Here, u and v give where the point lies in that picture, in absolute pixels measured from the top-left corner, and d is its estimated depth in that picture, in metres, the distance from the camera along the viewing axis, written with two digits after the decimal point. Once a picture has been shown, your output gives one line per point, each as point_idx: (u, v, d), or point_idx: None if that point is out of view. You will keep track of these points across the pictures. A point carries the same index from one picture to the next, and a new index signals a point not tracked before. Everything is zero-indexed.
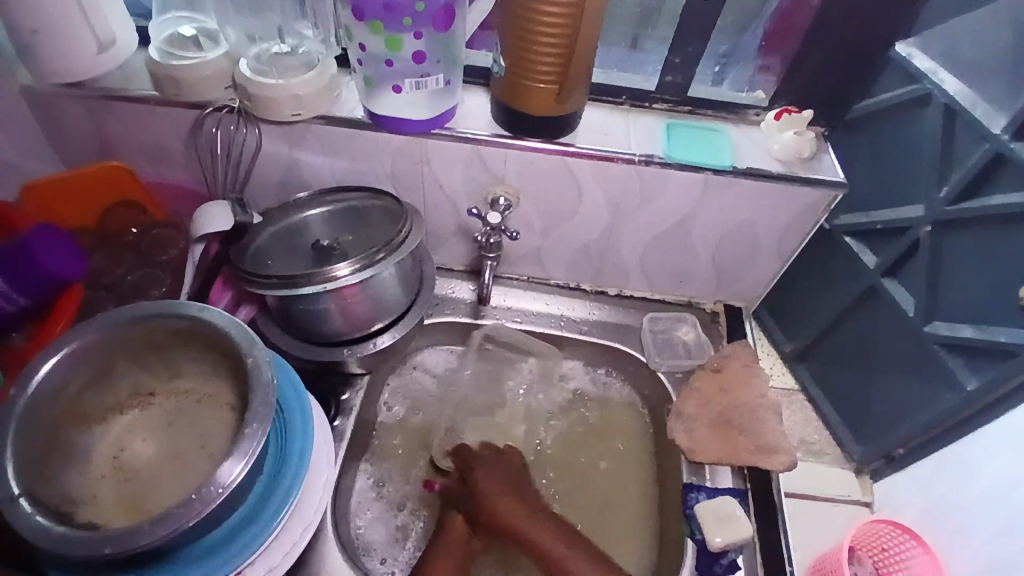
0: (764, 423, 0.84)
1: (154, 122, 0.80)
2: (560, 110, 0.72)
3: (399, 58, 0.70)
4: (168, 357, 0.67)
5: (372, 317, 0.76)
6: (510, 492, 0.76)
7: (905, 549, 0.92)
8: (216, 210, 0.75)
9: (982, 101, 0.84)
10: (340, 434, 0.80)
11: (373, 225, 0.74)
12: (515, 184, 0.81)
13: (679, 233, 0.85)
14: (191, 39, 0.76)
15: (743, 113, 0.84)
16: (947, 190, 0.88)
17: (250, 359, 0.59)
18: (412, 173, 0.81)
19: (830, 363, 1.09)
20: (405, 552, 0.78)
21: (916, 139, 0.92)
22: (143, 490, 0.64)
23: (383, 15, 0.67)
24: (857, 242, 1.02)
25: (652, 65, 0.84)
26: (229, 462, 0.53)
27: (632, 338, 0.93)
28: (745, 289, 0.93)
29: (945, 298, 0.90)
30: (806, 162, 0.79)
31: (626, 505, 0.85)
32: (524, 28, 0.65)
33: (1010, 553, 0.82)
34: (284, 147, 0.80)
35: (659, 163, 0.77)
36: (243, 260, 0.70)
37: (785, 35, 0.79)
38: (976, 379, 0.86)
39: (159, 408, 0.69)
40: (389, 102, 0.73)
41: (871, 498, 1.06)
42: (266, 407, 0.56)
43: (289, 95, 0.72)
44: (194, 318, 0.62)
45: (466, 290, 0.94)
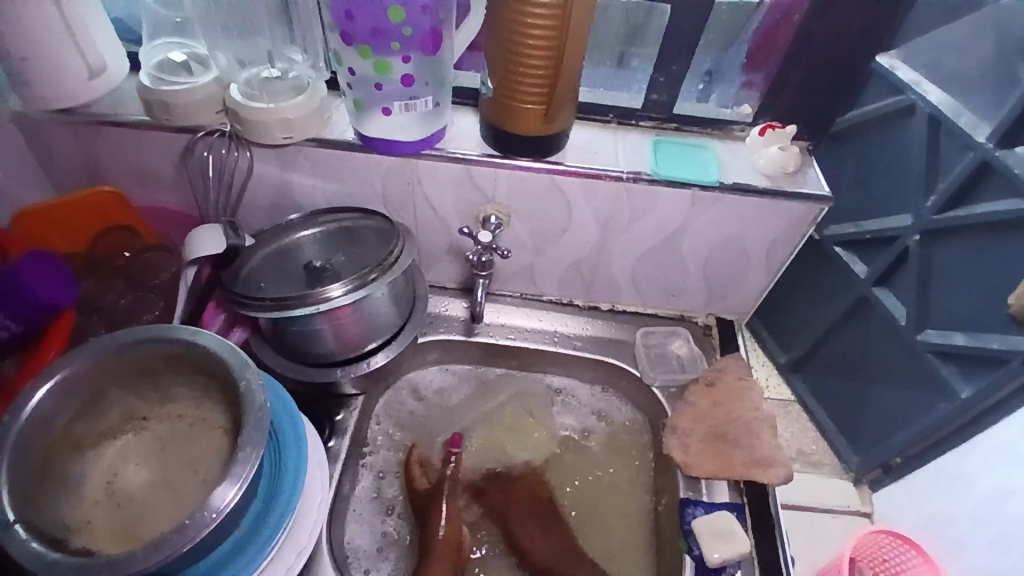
0: (759, 436, 0.83)
1: (144, 147, 0.80)
2: (548, 129, 0.73)
3: (388, 82, 0.71)
4: (160, 381, 0.67)
5: (365, 337, 0.76)
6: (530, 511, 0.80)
7: (905, 560, 0.92)
8: (209, 234, 0.75)
9: (966, 112, 0.86)
10: (334, 456, 0.79)
11: (366, 245, 0.75)
12: (506, 203, 0.81)
13: (669, 248, 0.86)
14: (182, 65, 0.77)
15: (727, 129, 0.87)
16: (934, 200, 0.89)
17: (243, 382, 0.59)
18: (404, 193, 0.82)
19: (824, 375, 1.10)
20: (384, 564, 0.78)
21: (901, 150, 0.94)
22: (136, 514, 0.63)
23: (371, 41, 0.68)
24: (847, 252, 1.03)
25: (638, 82, 0.84)
26: (223, 486, 0.53)
27: (626, 353, 0.93)
28: (736, 302, 0.94)
29: (935, 309, 0.90)
30: (791, 175, 0.80)
31: (616, 541, 0.82)
32: (512, 51, 0.66)
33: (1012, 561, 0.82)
34: (276, 170, 0.81)
35: (647, 180, 0.78)
36: (236, 283, 0.71)
37: (767, 51, 0.80)
38: (970, 387, 0.87)
39: (152, 433, 0.69)
40: (379, 123, 0.74)
41: (870, 508, 1.05)
42: (259, 430, 0.56)
43: (279, 118, 0.73)
44: (187, 341, 0.62)
45: (459, 307, 0.94)
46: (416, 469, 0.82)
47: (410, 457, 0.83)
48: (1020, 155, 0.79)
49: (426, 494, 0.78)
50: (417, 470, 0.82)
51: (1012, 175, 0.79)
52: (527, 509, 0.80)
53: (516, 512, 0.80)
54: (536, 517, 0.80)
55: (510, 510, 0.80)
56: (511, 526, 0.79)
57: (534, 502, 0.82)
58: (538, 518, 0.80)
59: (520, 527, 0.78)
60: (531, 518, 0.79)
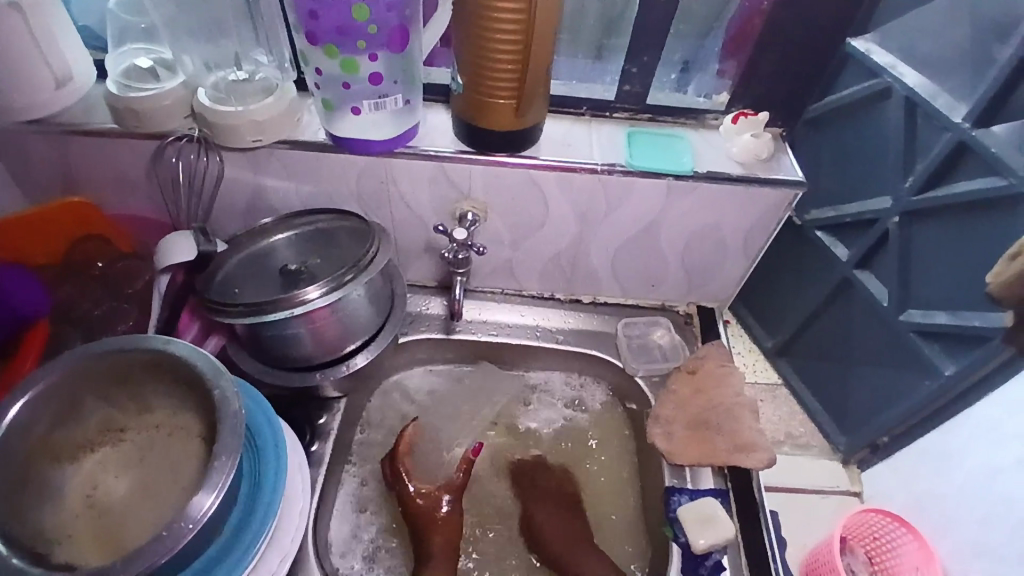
0: (741, 421, 0.84)
1: (115, 155, 0.79)
2: (521, 124, 0.72)
3: (356, 81, 0.70)
4: (137, 391, 0.66)
5: (344, 339, 0.76)
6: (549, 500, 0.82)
7: (896, 536, 0.95)
8: (180, 240, 0.74)
9: (943, 92, 0.81)
10: (317, 459, 0.79)
11: (342, 246, 0.75)
12: (482, 199, 0.81)
13: (647, 238, 0.86)
14: (149, 70, 0.76)
15: (702, 119, 0.86)
16: (912, 180, 0.86)
17: (218, 390, 0.59)
18: (379, 192, 0.81)
19: (808, 359, 1.10)
20: None
21: (878, 134, 0.90)
22: (117, 524, 0.63)
23: (337, 39, 0.67)
24: (828, 236, 1.01)
25: (611, 75, 0.85)
26: (200, 495, 0.53)
27: (607, 344, 0.93)
28: (716, 289, 0.94)
29: (917, 287, 0.88)
30: (765, 162, 0.81)
31: (610, 538, 0.83)
32: (481, 45, 0.65)
33: (1001, 535, 0.84)
34: (248, 173, 0.80)
35: (621, 171, 0.77)
36: (210, 289, 0.70)
37: (741, 40, 0.80)
38: (953, 364, 0.85)
39: (130, 444, 0.68)
40: (349, 123, 0.74)
41: (859, 488, 1.06)
42: (234, 437, 0.56)
43: (249, 120, 0.72)
44: (160, 350, 0.62)
45: (439, 305, 0.94)
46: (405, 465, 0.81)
47: (401, 440, 0.83)
48: (998, 135, 0.75)
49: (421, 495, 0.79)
50: (405, 467, 0.81)
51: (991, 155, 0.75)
52: (553, 492, 0.83)
53: (537, 499, 0.82)
54: (556, 500, 0.82)
55: (535, 496, 0.83)
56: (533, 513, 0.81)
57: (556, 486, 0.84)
58: (563, 502, 0.82)
59: (541, 511, 0.80)
60: (555, 502, 0.82)
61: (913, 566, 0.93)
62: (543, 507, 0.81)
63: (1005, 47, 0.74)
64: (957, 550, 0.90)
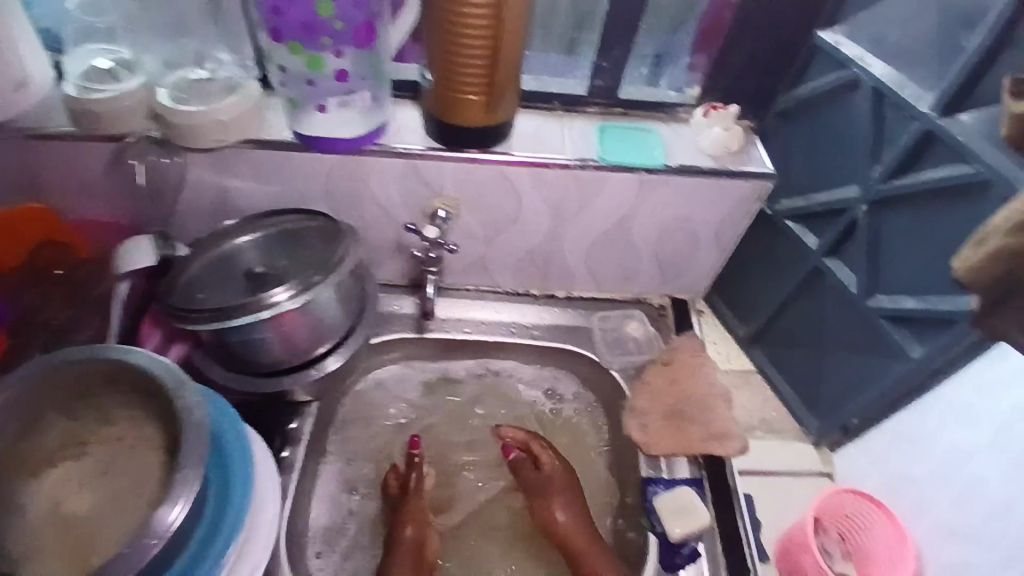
0: (715, 410, 0.86)
1: (74, 159, 0.76)
2: (491, 119, 0.71)
3: (322, 78, 0.70)
4: (100, 404, 0.65)
5: (315, 342, 0.75)
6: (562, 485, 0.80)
7: (867, 514, 0.97)
8: (141, 246, 0.72)
9: (910, 83, 0.82)
10: (288, 465, 0.78)
11: (307, 248, 0.73)
12: (453, 195, 0.80)
13: (620, 232, 0.86)
14: (109, 71, 0.73)
15: (673, 113, 0.85)
16: (880, 169, 0.87)
17: (180, 400, 0.57)
18: (348, 190, 0.79)
19: (779, 346, 1.12)
20: None
21: (846, 124, 0.91)
22: (82, 541, 0.60)
23: (303, 36, 0.66)
24: (797, 226, 1.03)
25: (582, 69, 0.84)
26: (164, 508, 0.52)
27: (583, 338, 0.93)
28: (689, 282, 0.95)
29: (885, 274, 0.90)
30: (736, 155, 0.81)
31: None
32: (449, 40, 0.64)
33: (976, 515, 0.87)
34: (210, 174, 0.78)
35: (594, 166, 0.77)
36: (174, 296, 0.68)
37: (712, 32, 0.81)
38: (921, 347, 0.86)
39: (92, 458, 0.65)
40: (315, 121, 0.72)
41: (832, 469, 1.07)
42: (199, 449, 0.55)
43: (211, 120, 0.70)
44: (119, 361, 0.61)
45: (410, 304, 0.93)
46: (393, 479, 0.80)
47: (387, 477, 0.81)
48: (965, 124, 0.76)
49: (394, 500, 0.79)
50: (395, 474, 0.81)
51: (955, 142, 0.76)
52: (553, 478, 0.81)
53: (548, 483, 0.81)
54: (568, 484, 0.81)
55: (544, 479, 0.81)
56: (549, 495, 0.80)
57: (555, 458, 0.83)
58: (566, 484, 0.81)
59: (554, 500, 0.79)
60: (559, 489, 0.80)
61: (886, 544, 0.96)
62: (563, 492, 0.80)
63: (973, 36, 0.74)
64: (930, 530, 0.93)
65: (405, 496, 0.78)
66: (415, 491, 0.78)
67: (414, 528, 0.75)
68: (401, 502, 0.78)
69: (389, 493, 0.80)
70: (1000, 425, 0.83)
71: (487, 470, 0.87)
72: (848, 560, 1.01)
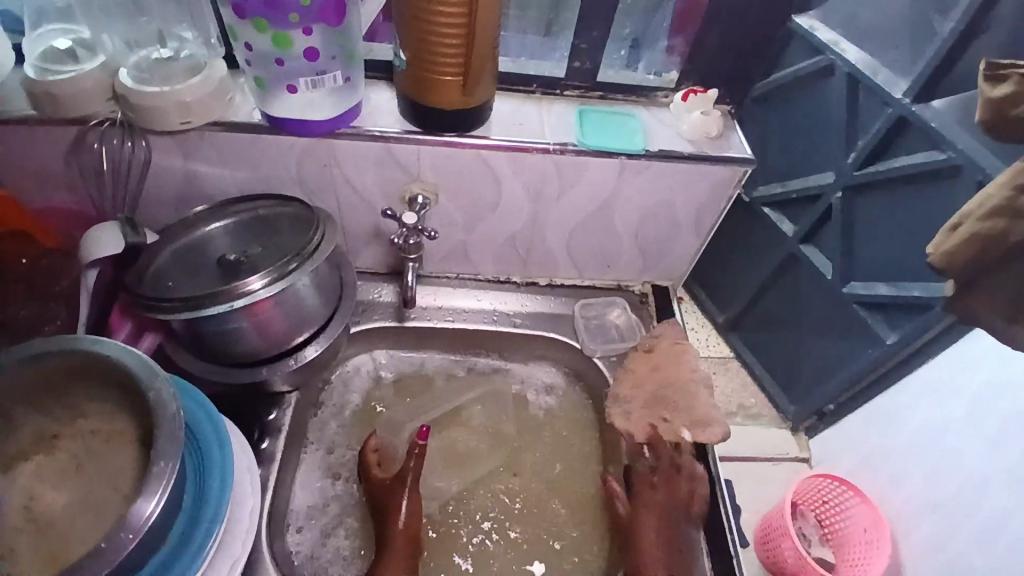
0: (697, 398, 0.84)
1: (33, 145, 0.73)
2: (469, 102, 0.70)
3: (290, 57, 0.66)
4: (68, 398, 0.62)
5: (291, 332, 0.73)
6: (656, 513, 0.76)
7: (844, 499, 1.00)
8: (106, 234, 0.70)
9: (884, 68, 0.82)
10: (267, 458, 0.76)
11: (283, 234, 0.71)
12: (432, 180, 0.79)
13: (601, 218, 0.85)
14: (67, 51, 0.70)
15: (652, 96, 0.86)
16: (854, 156, 0.88)
17: (152, 392, 0.55)
18: (322, 176, 0.78)
19: (757, 332, 1.12)
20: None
21: (823, 110, 0.91)
22: (58, 538, 0.59)
23: (266, 13, 0.63)
24: (774, 213, 1.03)
25: (560, 51, 0.83)
26: (139, 502, 0.50)
27: (565, 326, 0.93)
28: (670, 267, 0.95)
29: (860, 259, 0.91)
30: (714, 140, 0.81)
31: (570, 517, 0.83)
32: (424, 18, 0.62)
33: (945, 492, 0.89)
34: (178, 159, 0.76)
35: (574, 151, 0.76)
36: (141, 285, 0.66)
37: (689, 15, 0.80)
38: (895, 333, 0.87)
39: (65, 453, 0.63)
40: (286, 102, 0.70)
41: (808, 454, 1.10)
42: (173, 441, 0.53)
43: (176, 101, 0.68)
44: (90, 351, 0.58)
45: (391, 292, 0.92)
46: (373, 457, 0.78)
47: (366, 446, 0.79)
48: (936, 110, 0.77)
49: (383, 489, 0.75)
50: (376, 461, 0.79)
51: (931, 128, 0.76)
52: (644, 503, 0.77)
53: (643, 506, 0.77)
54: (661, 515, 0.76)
55: (640, 503, 0.77)
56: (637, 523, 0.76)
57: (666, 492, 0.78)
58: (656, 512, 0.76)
59: (641, 527, 0.75)
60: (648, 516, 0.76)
61: (861, 526, 0.98)
62: (650, 520, 0.76)
63: (946, 20, 0.74)
64: (904, 509, 0.96)
65: (401, 490, 0.74)
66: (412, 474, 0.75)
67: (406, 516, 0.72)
68: (392, 493, 0.74)
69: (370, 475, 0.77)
70: (969, 405, 0.85)
71: (471, 460, 0.85)
72: (826, 544, 1.05)
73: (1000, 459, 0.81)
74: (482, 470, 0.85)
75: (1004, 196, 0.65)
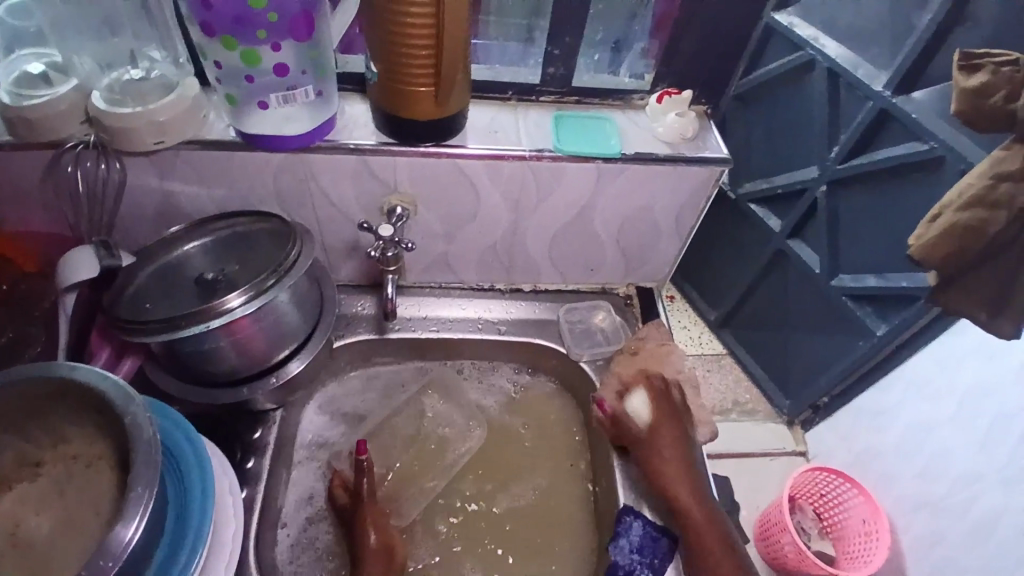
0: (682, 398, 0.85)
1: (13, 170, 0.73)
2: (443, 112, 0.70)
3: (259, 73, 0.66)
4: (48, 421, 0.61)
5: (271, 349, 0.72)
6: (674, 427, 0.81)
7: (843, 491, 1.00)
8: (81, 256, 0.69)
9: (863, 62, 0.81)
10: (253, 476, 0.75)
11: (262, 250, 0.71)
12: (409, 191, 0.79)
13: (582, 222, 0.85)
14: (41, 75, 0.70)
15: (628, 100, 0.87)
16: (837, 150, 0.87)
17: (129, 417, 0.55)
18: (299, 190, 0.78)
19: (748, 328, 1.12)
20: None
21: (803, 106, 0.90)
22: (43, 559, 0.59)
23: (235, 30, 0.63)
24: (761, 208, 1.03)
25: (534, 57, 0.83)
26: (118, 530, 0.49)
27: (550, 331, 0.92)
28: (654, 269, 0.95)
29: (846, 253, 0.90)
30: (691, 142, 0.81)
31: (558, 524, 0.83)
32: (394, 31, 0.62)
33: (939, 488, 0.89)
34: (153, 179, 0.76)
35: (550, 157, 0.76)
36: (118, 308, 0.65)
37: (667, 15, 0.80)
38: (885, 325, 0.86)
39: (48, 478, 0.63)
40: (258, 118, 0.70)
41: (804, 447, 1.09)
42: (150, 466, 0.53)
43: (147, 121, 0.67)
44: (65, 378, 0.58)
45: (371, 304, 0.91)
46: (338, 487, 0.77)
47: (332, 481, 0.78)
48: (917, 101, 0.76)
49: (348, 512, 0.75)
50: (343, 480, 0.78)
51: (911, 122, 0.76)
52: (664, 419, 0.81)
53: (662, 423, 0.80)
54: (678, 426, 0.81)
55: (658, 419, 0.81)
56: (658, 439, 0.79)
57: (682, 425, 0.82)
58: (673, 425, 0.81)
59: (662, 438, 0.79)
60: (668, 430, 0.80)
61: (861, 519, 0.97)
62: (670, 431, 0.80)
63: (924, 11, 0.74)
64: (899, 503, 0.95)
65: (365, 506, 0.74)
66: (369, 492, 0.75)
67: (377, 533, 0.72)
68: (359, 511, 0.74)
69: (338, 503, 0.76)
70: (960, 397, 0.85)
71: (467, 473, 0.85)
72: (826, 536, 1.04)
73: (993, 453, 0.80)
74: (471, 481, 0.85)
75: (982, 186, 0.64)
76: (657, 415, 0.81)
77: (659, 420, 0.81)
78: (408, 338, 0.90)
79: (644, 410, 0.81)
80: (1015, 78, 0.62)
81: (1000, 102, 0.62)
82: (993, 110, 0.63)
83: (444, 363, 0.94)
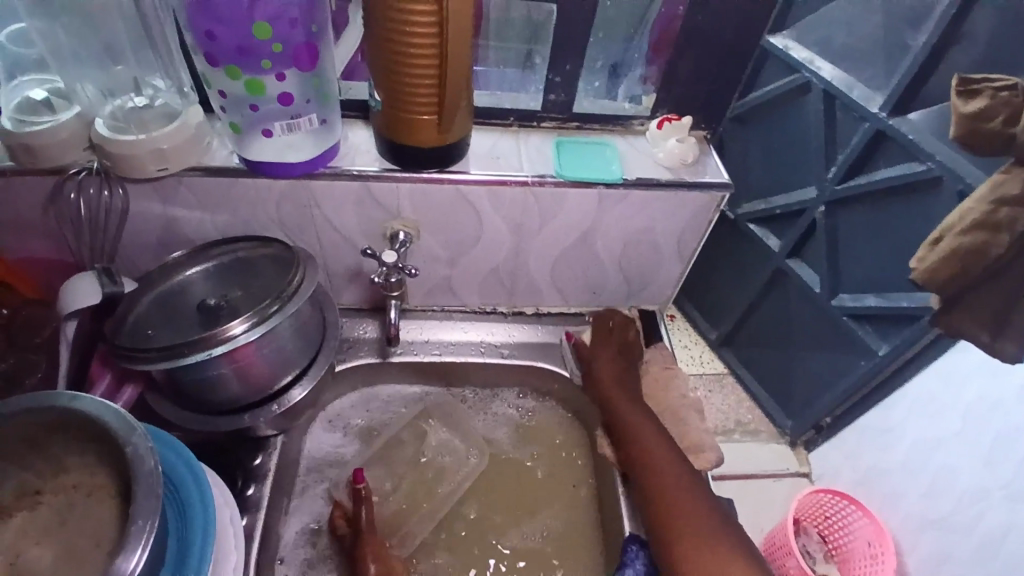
0: (687, 423, 0.90)
1: (15, 197, 0.73)
2: (446, 138, 0.70)
3: (264, 102, 0.67)
4: (48, 450, 0.61)
5: (274, 376, 0.72)
6: (613, 354, 0.90)
7: (848, 514, 0.98)
8: (83, 284, 0.70)
9: (858, 84, 0.82)
10: (254, 504, 0.74)
11: (264, 276, 0.71)
12: (412, 217, 0.79)
13: (585, 246, 0.85)
14: (43, 102, 0.70)
15: (628, 125, 0.88)
16: (835, 171, 0.88)
17: (130, 448, 0.55)
18: (301, 217, 0.78)
19: (750, 348, 1.12)
20: None
21: (801, 128, 0.91)
22: None
23: (238, 60, 0.63)
24: (760, 228, 1.03)
25: (535, 84, 0.84)
26: (119, 563, 0.48)
27: (552, 354, 0.92)
28: (657, 292, 0.95)
29: (847, 274, 0.90)
30: (691, 167, 0.82)
31: (564, 551, 0.82)
32: (397, 61, 0.63)
33: (944, 507, 0.88)
34: (156, 205, 0.76)
35: (552, 183, 0.76)
36: (120, 336, 0.65)
37: (664, 40, 0.81)
38: (886, 344, 0.87)
39: (48, 508, 0.62)
40: (262, 145, 0.70)
41: (807, 468, 1.09)
42: (151, 498, 0.52)
43: (152, 149, 0.67)
44: (67, 407, 0.57)
45: (374, 328, 0.91)
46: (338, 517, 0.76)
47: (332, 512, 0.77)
48: (913, 122, 0.77)
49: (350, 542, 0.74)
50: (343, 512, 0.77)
51: (908, 144, 0.77)
52: (600, 343, 0.90)
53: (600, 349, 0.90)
54: (617, 353, 0.90)
55: (597, 344, 0.90)
56: (594, 358, 0.88)
57: (622, 354, 0.90)
58: (610, 349, 0.90)
59: (598, 358, 0.88)
60: (605, 351, 0.89)
61: (865, 542, 0.96)
62: (607, 353, 0.89)
63: (918, 33, 0.75)
64: (906, 523, 0.94)
65: (364, 534, 0.73)
66: (367, 524, 0.74)
67: (378, 564, 0.71)
68: (358, 539, 0.73)
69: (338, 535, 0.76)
70: (964, 414, 0.84)
71: (467, 497, 0.85)
72: (830, 560, 1.03)
73: (999, 469, 0.79)
74: (473, 505, 0.84)
75: (983, 210, 0.65)
76: (608, 344, 0.91)
77: (597, 345, 0.90)
78: (409, 362, 0.89)
79: (597, 337, 0.91)
80: (1013, 102, 0.62)
81: (999, 126, 0.63)
82: (992, 133, 0.63)
83: (445, 387, 0.93)
